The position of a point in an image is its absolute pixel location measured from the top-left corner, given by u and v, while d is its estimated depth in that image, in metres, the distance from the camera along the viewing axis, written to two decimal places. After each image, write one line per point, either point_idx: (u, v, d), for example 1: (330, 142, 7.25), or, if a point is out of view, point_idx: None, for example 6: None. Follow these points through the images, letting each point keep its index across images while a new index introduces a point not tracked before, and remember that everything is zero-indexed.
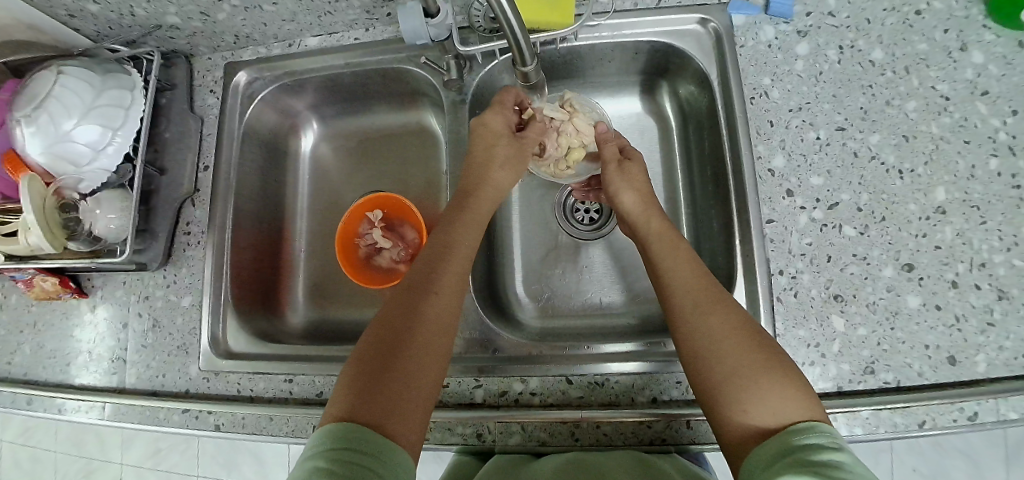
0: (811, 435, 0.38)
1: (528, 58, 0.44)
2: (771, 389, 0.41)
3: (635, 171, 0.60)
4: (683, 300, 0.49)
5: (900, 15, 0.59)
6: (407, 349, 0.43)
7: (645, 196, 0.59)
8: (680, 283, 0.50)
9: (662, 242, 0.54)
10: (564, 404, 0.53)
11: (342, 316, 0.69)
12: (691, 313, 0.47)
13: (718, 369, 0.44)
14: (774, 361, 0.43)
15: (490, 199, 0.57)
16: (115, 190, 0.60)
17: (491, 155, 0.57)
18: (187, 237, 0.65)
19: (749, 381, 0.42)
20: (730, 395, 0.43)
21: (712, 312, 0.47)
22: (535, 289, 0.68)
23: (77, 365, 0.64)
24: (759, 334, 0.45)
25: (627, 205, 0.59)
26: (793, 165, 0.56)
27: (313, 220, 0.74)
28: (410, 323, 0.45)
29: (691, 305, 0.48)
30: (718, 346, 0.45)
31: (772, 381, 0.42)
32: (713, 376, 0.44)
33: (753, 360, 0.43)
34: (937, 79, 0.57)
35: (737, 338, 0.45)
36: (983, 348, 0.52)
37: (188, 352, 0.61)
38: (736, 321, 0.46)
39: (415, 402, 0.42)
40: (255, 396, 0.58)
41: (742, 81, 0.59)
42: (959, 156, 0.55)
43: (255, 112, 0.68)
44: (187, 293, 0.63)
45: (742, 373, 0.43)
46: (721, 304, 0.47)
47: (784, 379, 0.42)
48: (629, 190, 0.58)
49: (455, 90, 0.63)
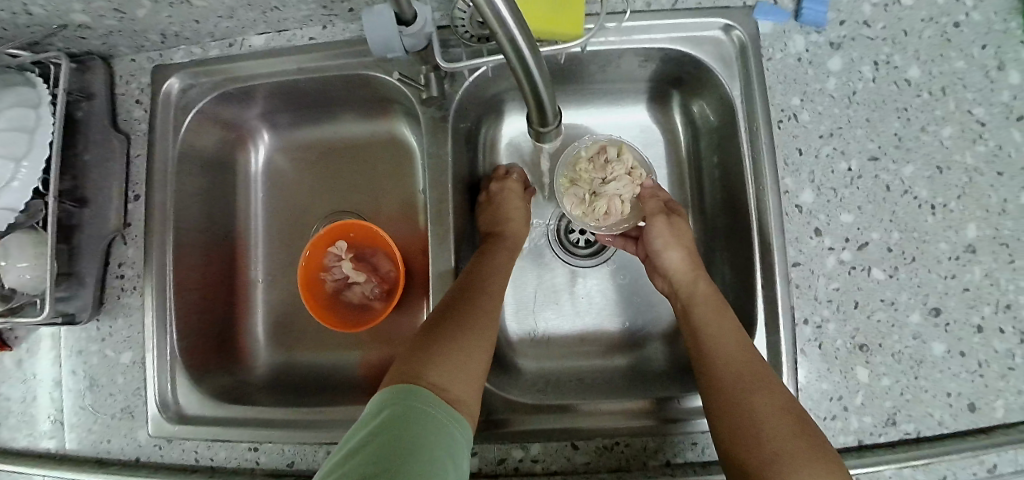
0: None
1: (552, 114, 0.36)
2: (818, 478, 0.34)
3: (683, 225, 0.55)
4: (723, 370, 0.43)
5: (938, 26, 0.52)
6: (458, 331, 0.43)
7: (690, 259, 0.52)
8: (722, 350, 0.44)
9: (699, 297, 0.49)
10: (569, 471, 0.48)
11: (312, 358, 0.62)
12: (733, 384, 0.42)
13: (759, 444, 0.37)
14: (823, 450, 0.36)
15: (513, 247, 0.56)
16: (25, 233, 0.50)
17: (512, 205, 0.58)
18: (120, 281, 0.56)
19: (792, 464, 0.35)
20: (769, 477, 0.36)
21: (755, 388, 0.41)
22: (527, 324, 0.61)
23: (5, 430, 0.55)
24: (808, 421, 0.39)
25: (670, 263, 0.53)
26: (822, 200, 0.51)
27: (273, 249, 0.65)
28: (459, 318, 0.44)
29: (733, 379, 0.42)
30: (761, 425, 0.38)
31: (821, 471, 0.35)
32: (756, 455, 0.37)
33: (796, 443, 0.37)
34: (973, 102, 0.51)
35: (781, 418, 0.38)
36: (1003, 394, 0.49)
37: (134, 416, 0.54)
38: (782, 400, 0.40)
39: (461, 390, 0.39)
40: (216, 466, 0.51)
41: (768, 100, 0.52)
42: (993, 188, 0.50)
43: (192, 128, 0.57)
44: (127, 348, 0.55)
45: (787, 455, 0.36)
46: (767, 380, 0.41)
47: (835, 473, 0.35)
48: (676, 250, 0.53)
49: (435, 107, 0.53)
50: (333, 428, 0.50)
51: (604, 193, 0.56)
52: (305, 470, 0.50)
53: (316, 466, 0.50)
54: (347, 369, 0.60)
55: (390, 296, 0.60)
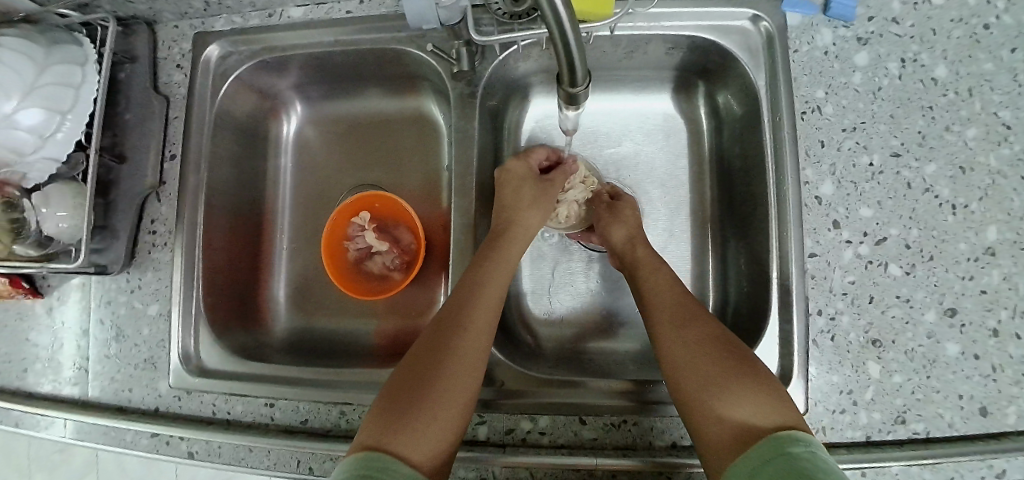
0: (790, 448, 0.34)
1: (580, 81, 0.33)
2: (748, 397, 0.38)
3: (626, 211, 0.57)
4: (660, 315, 0.47)
5: (968, 27, 0.53)
6: (428, 381, 0.40)
7: (633, 226, 0.55)
8: (660, 297, 0.48)
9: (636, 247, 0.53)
10: (576, 446, 0.48)
11: (329, 324, 0.63)
12: (669, 325, 0.45)
13: (686, 381, 0.41)
14: (756, 374, 0.40)
15: (517, 243, 0.52)
16: (66, 183, 0.52)
17: (518, 198, 0.54)
18: (152, 236, 0.57)
19: (717, 398, 0.39)
20: (698, 400, 0.40)
21: (688, 325, 0.44)
22: (542, 304, 0.62)
23: (33, 374, 0.58)
24: (741, 348, 0.43)
25: (616, 241, 0.55)
26: (841, 193, 0.51)
27: (297, 217, 0.67)
28: (443, 354, 0.42)
29: (664, 323, 0.46)
30: (694, 358, 0.42)
31: (751, 391, 0.39)
32: (683, 391, 0.41)
33: (728, 369, 0.40)
34: (1000, 105, 0.51)
35: (713, 349, 0.42)
36: (1017, 400, 0.48)
37: (156, 367, 0.56)
38: (713, 334, 0.43)
39: (440, 437, 0.39)
40: (232, 420, 0.53)
41: (793, 92, 0.52)
42: (1016, 193, 0.50)
43: (229, 93, 0.59)
44: (154, 300, 0.57)
45: (721, 381, 0.40)
46: (699, 317, 0.45)
47: (764, 390, 0.39)
48: (620, 227, 0.55)
49: (464, 82, 0.54)
50: (347, 389, 0.51)
51: (563, 201, 0.60)
52: (318, 428, 0.51)
53: (329, 425, 0.51)
54: (361, 337, 0.62)
55: (410, 267, 0.62)
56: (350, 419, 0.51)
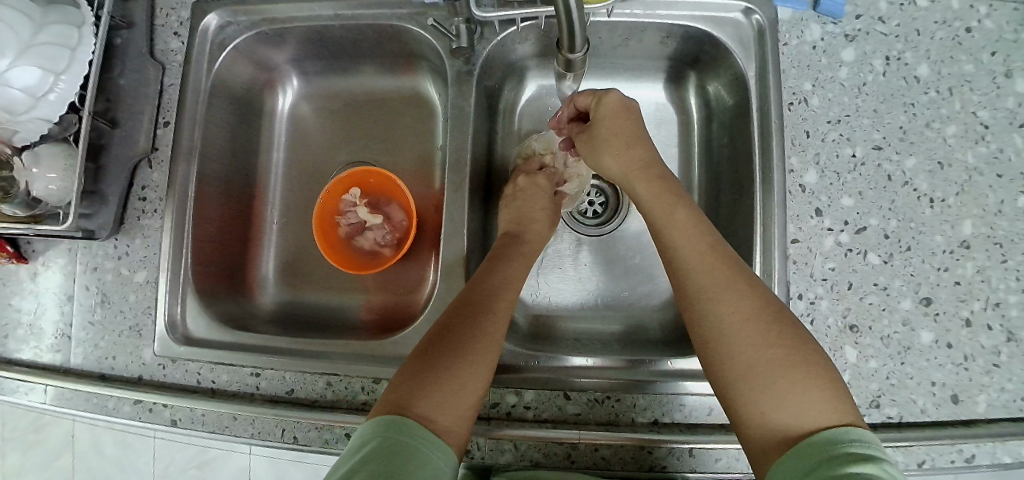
0: (840, 450, 0.34)
1: (579, 47, 0.36)
2: (801, 390, 0.37)
3: (604, 125, 0.54)
4: (692, 283, 0.44)
5: (951, 29, 0.54)
6: (460, 359, 0.41)
7: (630, 151, 0.53)
8: (688, 260, 0.45)
9: (640, 183, 0.52)
10: (560, 421, 0.49)
11: (319, 298, 0.63)
12: (702, 297, 0.43)
13: (733, 365, 0.40)
14: (796, 356, 0.39)
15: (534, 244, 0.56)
16: (57, 145, 0.52)
17: (533, 211, 0.58)
18: (142, 203, 0.57)
19: (772, 390, 0.38)
20: (749, 389, 0.39)
21: (723, 298, 0.42)
22: (531, 285, 0.63)
23: (14, 339, 0.57)
24: (781, 323, 0.40)
25: (613, 168, 0.54)
26: (824, 182, 0.53)
27: (290, 192, 0.67)
28: (463, 334, 0.43)
29: (699, 292, 0.43)
30: (730, 341, 0.40)
31: (795, 383, 0.37)
32: (727, 377, 0.40)
33: (770, 355, 0.39)
34: (979, 105, 0.53)
35: (751, 329, 0.40)
36: (986, 389, 0.50)
37: (141, 334, 0.55)
38: (750, 309, 0.41)
39: (459, 415, 0.39)
40: (217, 388, 0.53)
41: (781, 83, 0.54)
42: (991, 189, 0.52)
43: (226, 63, 0.59)
44: (142, 267, 0.56)
45: (761, 371, 0.38)
46: (734, 287, 0.42)
47: (810, 378, 0.38)
48: (611, 154, 0.53)
49: (463, 60, 0.55)
50: (334, 360, 0.51)
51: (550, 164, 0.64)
52: (305, 398, 0.51)
53: (315, 395, 0.51)
54: (350, 312, 0.62)
55: (401, 244, 0.62)
56: (336, 389, 0.51)
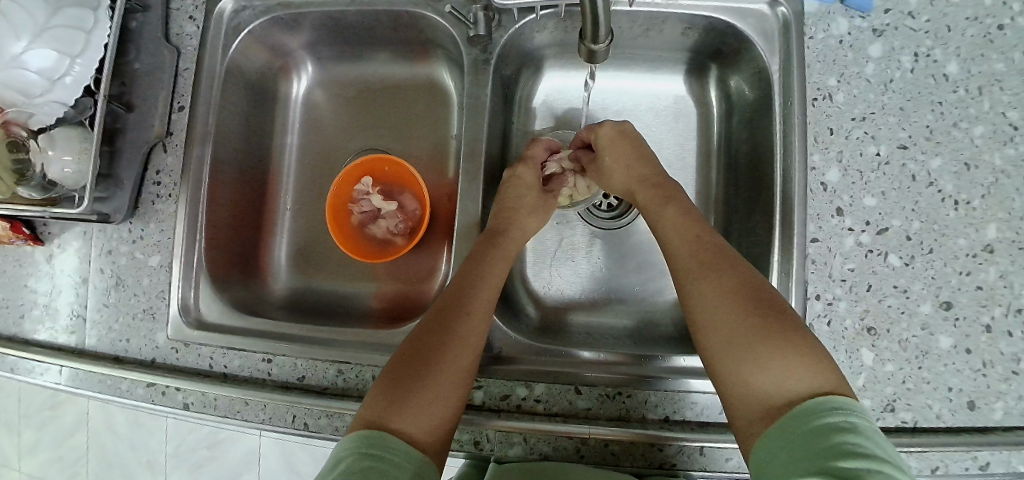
0: (821, 420, 0.33)
1: (601, 38, 0.35)
2: (779, 358, 0.37)
3: (605, 154, 0.55)
4: (677, 265, 0.46)
5: (983, 26, 0.53)
6: (429, 353, 0.42)
7: (633, 170, 0.54)
8: (674, 245, 0.47)
9: (636, 180, 0.54)
10: (570, 415, 0.49)
11: (330, 285, 0.63)
12: (684, 278, 0.44)
13: (713, 338, 0.40)
14: (778, 327, 0.38)
15: (519, 240, 0.54)
16: (73, 128, 0.52)
17: (519, 204, 0.55)
18: (156, 187, 0.57)
19: (750, 361, 0.38)
20: (729, 361, 0.39)
21: (703, 278, 0.43)
22: (543, 277, 0.62)
23: (31, 320, 0.58)
24: (761, 296, 0.41)
25: (617, 184, 0.56)
26: (847, 181, 0.52)
27: (302, 179, 0.67)
28: (435, 328, 0.44)
29: (683, 272, 0.45)
30: (710, 317, 0.41)
31: (773, 351, 0.37)
32: (710, 351, 0.41)
33: (749, 325, 0.39)
34: (1009, 105, 0.52)
35: (729, 304, 0.41)
36: (1003, 396, 0.49)
37: (155, 318, 0.56)
38: (730, 286, 0.42)
39: (430, 410, 0.39)
40: (229, 373, 0.53)
41: (806, 78, 0.53)
42: (1017, 193, 0.51)
43: (241, 48, 0.59)
44: (156, 252, 0.57)
45: (738, 342, 0.39)
46: (715, 268, 0.43)
47: (792, 348, 0.37)
48: (615, 174, 0.55)
49: (480, 48, 0.54)
50: (345, 348, 0.51)
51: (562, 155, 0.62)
52: (316, 386, 0.51)
53: (326, 382, 0.51)
54: (361, 300, 0.62)
55: (413, 233, 0.62)
56: (347, 378, 0.51)
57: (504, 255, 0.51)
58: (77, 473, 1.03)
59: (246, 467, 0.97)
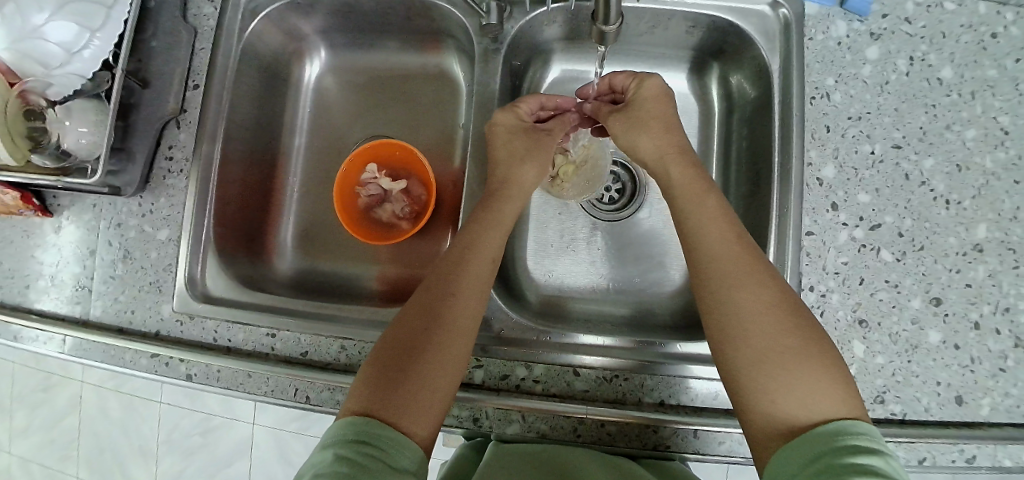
0: (845, 442, 0.34)
1: (612, 20, 0.37)
2: (811, 382, 0.38)
3: (645, 107, 0.54)
4: (710, 271, 0.44)
5: (977, 34, 0.55)
6: (431, 351, 0.42)
7: (665, 135, 0.52)
8: (708, 247, 0.45)
9: (673, 163, 0.51)
10: (568, 396, 0.50)
11: (335, 267, 0.64)
12: (719, 285, 0.43)
13: (746, 351, 0.40)
14: (809, 349, 0.39)
15: (514, 198, 0.52)
16: (89, 100, 0.53)
17: (512, 151, 0.53)
18: (168, 162, 0.58)
19: (783, 379, 0.38)
20: (761, 377, 0.39)
21: (742, 286, 0.42)
22: (544, 265, 0.63)
23: (36, 290, 0.58)
24: (797, 313, 0.41)
25: (645, 149, 0.53)
26: (842, 177, 0.53)
27: (311, 161, 0.68)
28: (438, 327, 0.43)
29: (719, 278, 0.43)
30: (747, 327, 0.41)
31: (806, 371, 0.38)
32: (738, 363, 0.40)
33: (784, 344, 0.39)
34: (1000, 110, 0.53)
35: (768, 318, 0.41)
36: (991, 392, 0.50)
37: (161, 290, 0.56)
38: (770, 298, 0.41)
39: (427, 411, 0.40)
40: (232, 347, 0.54)
41: (805, 77, 0.54)
42: (1007, 195, 0.52)
43: (258, 30, 0.60)
44: (165, 226, 0.57)
45: (773, 359, 0.39)
46: (753, 276, 0.42)
47: (822, 371, 0.38)
48: (647, 134, 0.53)
49: (490, 37, 0.55)
50: (349, 325, 0.52)
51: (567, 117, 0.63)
52: (318, 361, 0.52)
53: (329, 358, 0.52)
54: (365, 282, 0.63)
55: (418, 218, 0.64)
56: (349, 354, 0.52)
57: (495, 226, 0.50)
58: (68, 456, 1.03)
59: (239, 455, 0.96)
